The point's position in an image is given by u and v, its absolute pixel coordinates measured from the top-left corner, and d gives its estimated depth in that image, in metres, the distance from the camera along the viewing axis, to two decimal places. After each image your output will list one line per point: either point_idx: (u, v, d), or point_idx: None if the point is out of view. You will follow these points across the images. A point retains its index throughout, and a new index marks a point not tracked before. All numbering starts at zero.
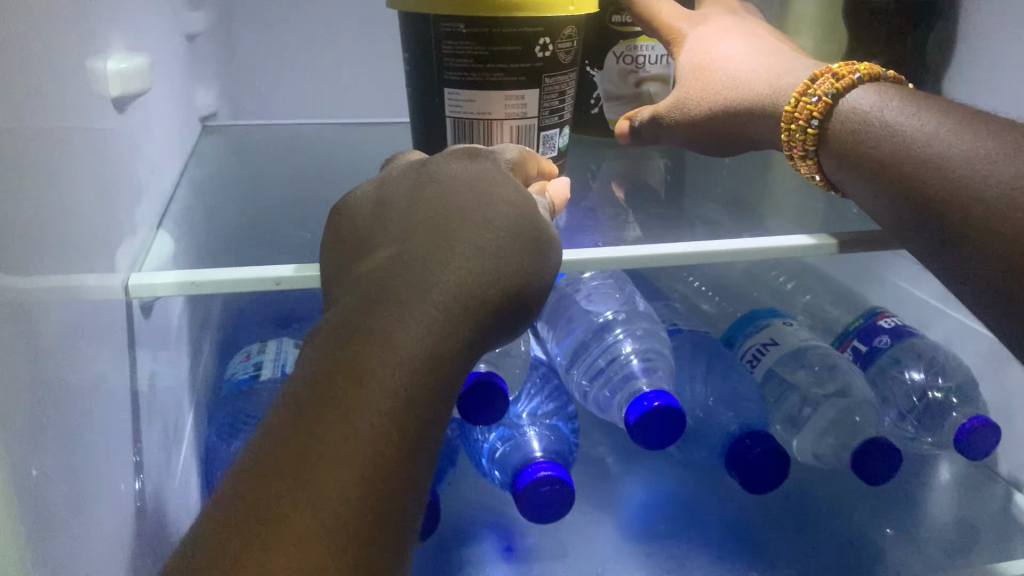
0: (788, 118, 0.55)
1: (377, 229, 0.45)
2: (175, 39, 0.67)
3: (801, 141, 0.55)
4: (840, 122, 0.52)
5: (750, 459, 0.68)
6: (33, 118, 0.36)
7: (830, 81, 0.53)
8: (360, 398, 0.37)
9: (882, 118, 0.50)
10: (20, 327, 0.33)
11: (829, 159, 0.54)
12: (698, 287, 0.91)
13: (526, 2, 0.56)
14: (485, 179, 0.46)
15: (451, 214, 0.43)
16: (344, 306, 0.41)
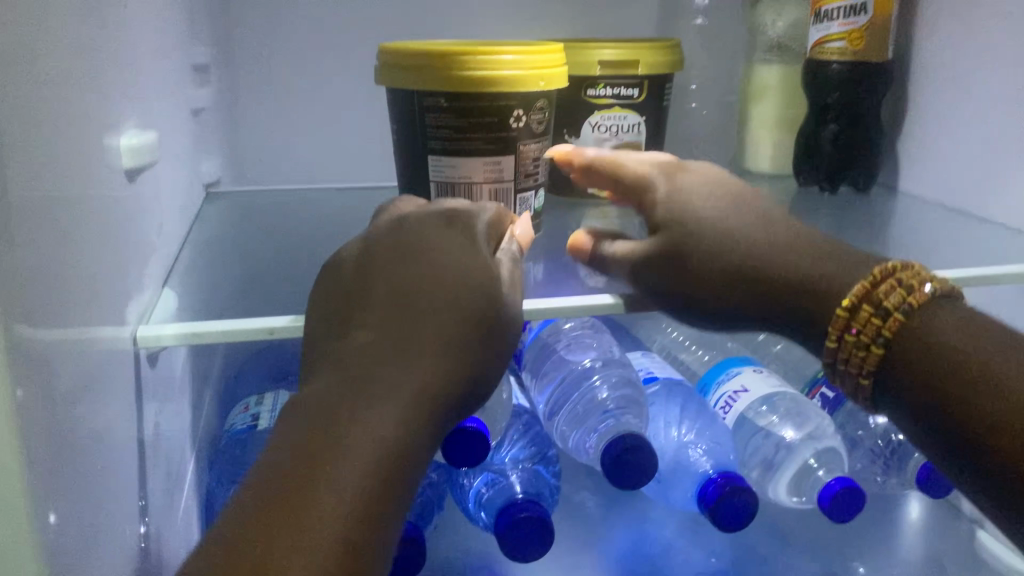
0: (845, 326, 0.53)
1: (357, 307, 0.51)
2: (182, 115, 0.73)
3: (860, 357, 0.53)
4: (911, 341, 0.51)
5: (721, 499, 0.71)
6: (62, 194, 0.41)
7: (899, 292, 0.52)
8: (344, 464, 0.42)
9: (960, 344, 0.50)
10: (44, 373, 0.38)
11: (890, 381, 0.52)
12: (677, 339, 0.95)
13: (501, 79, 0.62)
14: (455, 263, 0.52)
15: (423, 306, 0.50)
16: (327, 380, 0.47)
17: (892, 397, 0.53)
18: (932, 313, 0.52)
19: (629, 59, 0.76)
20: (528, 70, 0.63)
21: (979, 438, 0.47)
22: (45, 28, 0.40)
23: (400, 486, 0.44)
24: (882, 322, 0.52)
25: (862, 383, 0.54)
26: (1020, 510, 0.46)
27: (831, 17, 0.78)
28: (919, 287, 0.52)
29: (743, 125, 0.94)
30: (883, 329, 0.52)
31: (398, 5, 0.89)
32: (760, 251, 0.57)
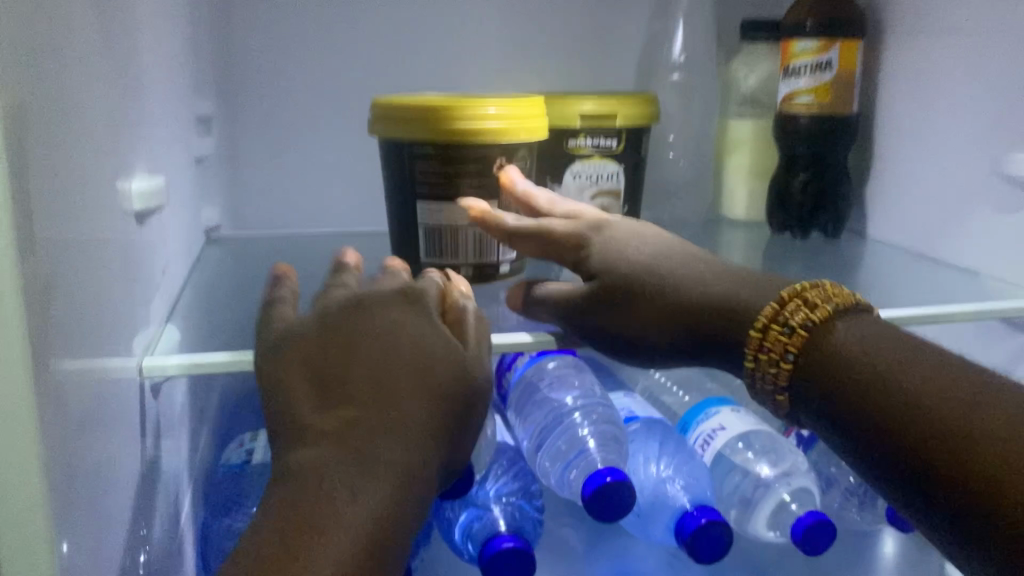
0: (755, 345, 0.56)
1: (327, 381, 0.51)
2: (187, 162, 0.77)
3: (773, 374, 0.55)
4: (817, 353, 0.53)
5: (699, 530, 0.74)
6: (79, 232, 0.45)
7: (803, 311, 0.55)
8: (336, 552, 0.44)
9: (862, 350, 0.52)
10: (63, 395, 0.41)
11: (802, 393, 0.54)
12: (660, 380, 0.98)
13: (486, 128, 0.67)
14: (423, 341, 0.54)
15: (399, 384, 0.51)
16: (306, 459, 0.47)
17: (807, 411, 0.55)
18: (838, 327, 0.54)
19: (608, 112, 0.81)
20: (511, 121, 0.68)
21: (877, 436, 0.49)
22: (68, 78, 0.44)
23: (384, 565, 0.46)
24: (789, 339, 0.54)
25: (780, 400, 0.56)
26: (918, 502, 0.47)
27: (798, 73, 0.84)
28: (823, 303, 0.55)
29: (720, 174, 0.98)
30: (790, 346, 0.54)
31: (391, 60, 0.94)
32: (681, 280, 0.60)
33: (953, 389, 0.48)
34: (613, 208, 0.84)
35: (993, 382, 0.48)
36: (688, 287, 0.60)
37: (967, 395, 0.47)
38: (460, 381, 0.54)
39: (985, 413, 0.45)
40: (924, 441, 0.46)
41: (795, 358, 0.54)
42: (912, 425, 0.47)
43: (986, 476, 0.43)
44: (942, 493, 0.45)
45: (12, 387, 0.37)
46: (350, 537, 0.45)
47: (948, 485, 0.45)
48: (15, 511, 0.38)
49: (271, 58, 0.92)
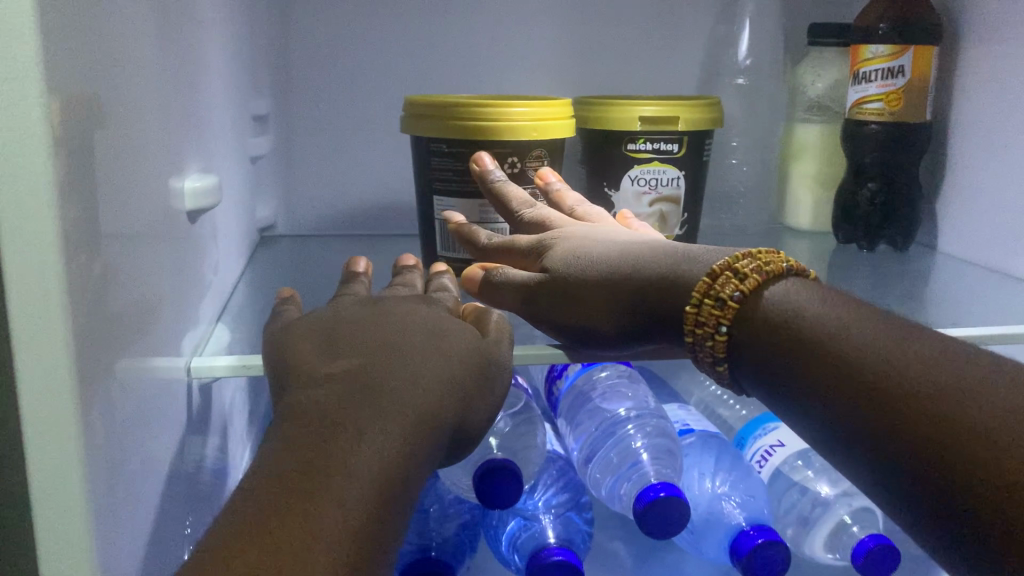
0: (692, 321, 0.52)
1: (334, 346, 0.51)
2: (241, 160, 0.77)
3: (711, 348, 0.52)
4: (756, 322, 0.50)
5: (755, 550, 0.71)
6: (127, 229, 0.44)
7: (732, 282, 0.51)
8: (352, 475, 0.41)
9: (800, 317, 0.48)
10: (106, 394, 0.40)
11: (745, 362, 0.51)
12: (715, 393, 0.96)
13: (497, 128, 0.69)
14: (437, 323, 0.54)
15: (411, 344, 0.51)
16: (318, 397, 0.46)
17: (751, 379, 0.51)
18: (771, 294, 0.50)
19: (668, 116, 0.79)
20: (529, 120, 0.70)
21: (824, 401, 0.45)
22: (120, 75, 0.43)
23: (398, 510, 0.43)
24: (721, 311, 0.51)
25: (720, 370, 0.53)
26: (863, 465, 0.43)
27: (869, 79, 0.80)
28: (754, 273, 0.51)
29: (783, 181, 0.95)
30: (723, 319, 0.51)
31: (449, 60, 0.93)
32: (623, 257, 0.57)
33: (899, 346, 0.44)
34: (671, 215, 0.82)
35: (942, 342, 0.44)
36: (626, 271, 0.56)
37: (911, 351, 0.43)
38: (476, 356, 0.53)
39: (937, 372, 0.42)
40: (868, 400, 0.43)
41: (730, 330, 0.51)
42: (858, 384, 0.43)
43: (929, 433, 0.40)
44: (892, 456, 0.41)
45: (56, 389, 0.36)
46: (365, 467, 0.42)
47: (897, 449, 0.41)
48: (53, 513, 0.38)
49: (328, 58, 0.92)
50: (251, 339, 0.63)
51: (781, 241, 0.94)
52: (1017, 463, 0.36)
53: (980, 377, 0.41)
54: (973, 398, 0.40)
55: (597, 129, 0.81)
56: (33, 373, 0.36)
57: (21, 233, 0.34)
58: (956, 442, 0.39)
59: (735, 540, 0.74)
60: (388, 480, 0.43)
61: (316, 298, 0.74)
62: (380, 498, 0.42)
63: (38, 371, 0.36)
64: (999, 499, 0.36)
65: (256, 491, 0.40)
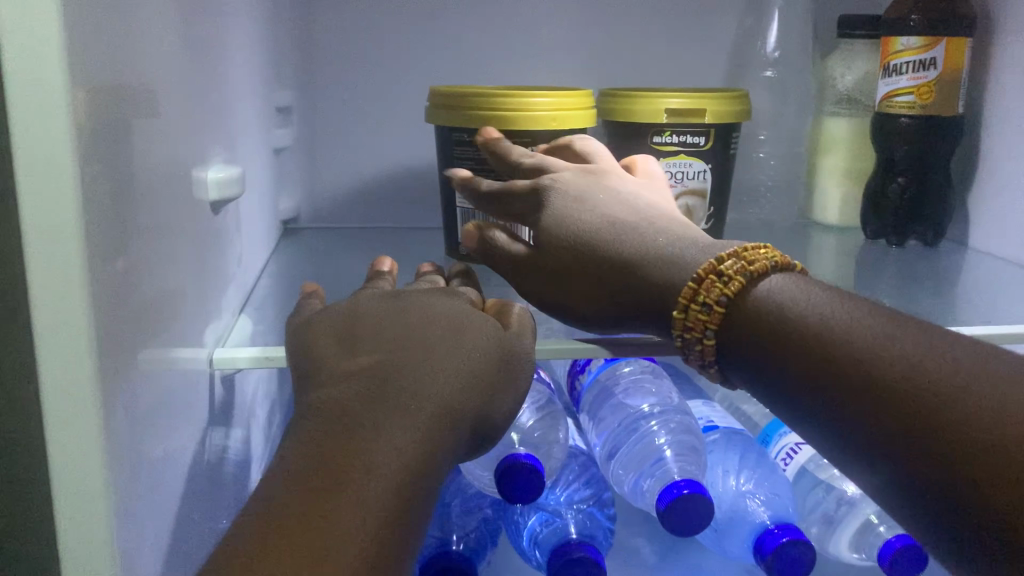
0: (679, 326, 0.51)
1: (356, 341, 0.51)
2: (265, 151, 0.77)
3: (698, 352, 0.51)
4: (742, 321, 0.49)
5: (779, 549, 0.70)
6: (150, 219, 0.44)
7: (717, 286, 0.50)
8: (371, 476, 0.41)
9: (785, 314, 0.47)
10: (128, 384, 0.40)
11: (732, 358, 0.50)
12: (741, 389, 0.95)
13: (515, 117, 0.70)
14: (459, 314, 0.54)
15: (432, 337, 0.50)
16: (336, 393, 0.46)
17: (739, 374, 0.50)
18: (759, 295, 0.49)
19: (695, 108, 0.78)
20: (548, 110, 0.70)
21: (816, 393, 0.45)
22: (144, 66, 0.43)
23: (418, 508, 0.43)
24: (707, 316, 0.50)
25: (709, 371, 0.52)
26: (857, 459, 0.43)
27: (899, 72, 0.79)
28: (736, 274, 0.50)
29: (811, 175, 0.94)
30: (710, 323, 0.50)
31: (473, 53, 0.92)
32: (615, 255, 0.56)
33: (889, 338, 0.44)
34: (697, 209, 0.81)
35: (932, 332, 0.45)
36: (620, 266, 0.56)
37: (912, 352, 0.43)
38: (498, 348, 0.52)
39: (934, 365, 0.42)
40: (871, 406, 0.42)
41: (716, 334, 0.50)
42: (850, 377, 0.43)
43: (926, 425, 0.40)
44: (887, 448, 0.41)
45: (78, 380, 0.36)
46: (383, 468, 0.42)
47: (893, 441, 0.41)
48: (74, 503, 0.38)
49: (352, 50, 0.91)
50: (274, 330, 0.63)
51: (808, 237, 0.93)
52: (1008, 459, 0.37)
53: (973, 369, 0.41)
54: (968, 388, 0.40)
55: (622, 121, 0.80)
56: (55, 363, 0.35)
57: (43, 223, 0.34)
58: (941, 432, 0.39)
59: (759, 538, 0.73)
60: (409, 479, 0.43)
61: (340, 291, 0.73)
62: (398, 500, 0.42)
63: (60, 362, 0.36)
64: (1019, 514, 0.36)
65: (274, 496, 0.40)
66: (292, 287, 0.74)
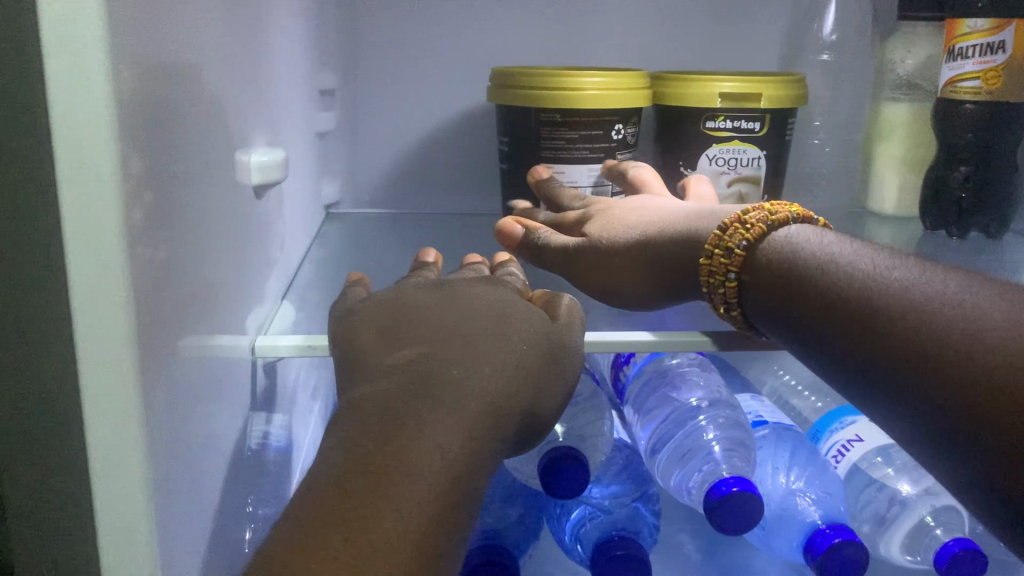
0: (706, 272, 0.55)
1: (399, 330, 0.49)
2: (308, 135, 0.76)
3: (721, 295, 0.54)
4: (761, 260, 0.52)
5: (831, 550, 0.68)
6: (192, 204, 0.43)
7: (740, 232, 0.53)
8: (411, 477, 0.40)
9: (800, 251, 0.50)
10: (166, 372, 0.39)
11: (752, 298, 0.52)
12: (791, 383, 0.93)
13: (586, 97, 0.76)
14: (506, 304, 0.52)
15: (475, 329, 0.49)
16: (377, 386, 0.45)
17: (761, 316, 0.52)
18: (775, 239, 0.52)
19: (749, 92, 0.76)
20: (597, 88, 0.75)
21: (819, 314, 0.46)
22: (186, 49, 0.42)
23: (462, 508, 0.41)
24: (728, 259, 0.53)
25: (735, 316, 0.55)
26: (859, 375, 0.44)
27: (965, 55, 0.75)
28: (759, 222, 0.53)
29: (867, 164, 0.91)
30: (731, 266, 0.53)
31: (519, 37, 0.91)
32: (652, 225, 0.60)
33: (892, 263, 0.45)
34: (750, 196, 0.79)
35: (940, 265, 0.46)
36: (650, 234, 0.60)
37: (883, 271, 0.45)
38: (543, 339, 0.50)
39: (931, 280, 0.43)
40: (861, 317, 0.44)
41: (738, 277, 0.53)
42: (849, 294, 0.45)
43: (914, 327, 0.41)
44: (879, 354, 0.42)
45: (116, 369, 0.35)
46: (425, 469, 0.40)
47: (884, 346, 0.42)
48: (113, 496, 0.37)
49: (397, 33, 0.90)
50: (316, 318, 0.62)
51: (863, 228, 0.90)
52: (989, 353, 0.37)
53: (969, 283, 0.42)
54: (960, 296, 0.41)
55: (673, 106, 0.78)
56: (94, 355, 0.35)
57: (80, 207, 0.33)
58: (926, 329, 0.40)
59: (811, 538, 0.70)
60: (451, 479, 0.41)
61: (383, 278, 0.72)
62: (440, 501, 0.40)
63: (99, 353, 0.35)
64: (994, 400, 0.36)
65: (314, 498, 0.39)
66: (335, 274, 0.73)
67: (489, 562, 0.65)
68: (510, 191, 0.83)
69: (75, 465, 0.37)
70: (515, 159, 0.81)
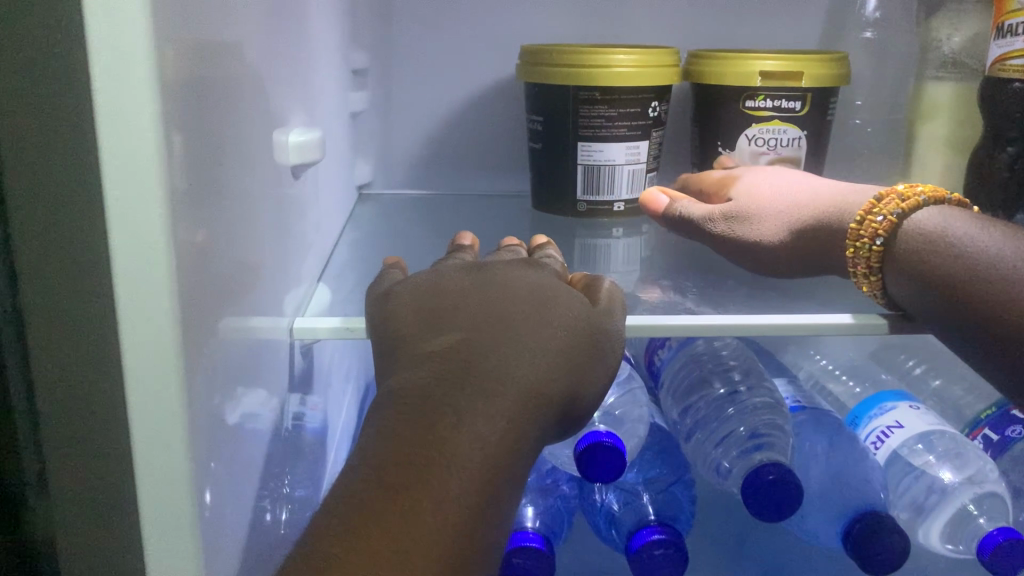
0: (853, 236, 0.58)
1: (438, 316, 0.48)
2: (343, 113, 0.75)
3: (865, 259, 0.58)
4: (913, 232, 0.55)
5: (871, 538, 0.67)
6: (233, 184, 0.42)
7: (895, 201, 0.57)
8: (451, 472, 0.39)
9: (946, 228, 0.54)
10: (207, 354, 0.39)
11: (893, 270, 0.57)
12: (827, 368, 0.92)
13: (624, 76, 0.75)
14: (546, 288, 0.51)
15: (515, 314, 0.48)
16: (417, 376, 0.44)
17: (898, 285, 0.56)
18: (926, 212, 0.56)
19: (790, 71, 0.74)
20: (627, 67, 0.75)
21: (959, 292, 0.52)
22: (226, 26, 0.41)
23: (500, 499, 0.41)
24: (879, 225, 0.57)
25: (873, 280, 0.58)
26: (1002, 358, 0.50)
27: (1015, 33, 0.73)
28: (915, 194, 0.57)
29: (909, 145, 0.89)
30: (880, 232, 0.56)
31: (554, 15, 0.89)
32: (805, 205, 0.63)
33: None
34: None
35: None
36: (807, 220, 0.62)
37: None
38: (585, 326, 0.49)
39: None
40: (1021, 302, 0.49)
41: (885, 242, 0.57)
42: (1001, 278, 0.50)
43: None
44: None
45: (159, 351, 0.34)
46: (464, 462, 0.40)
47: None
48: (156, 481, 0.37)
49: (430, 11, 0.89)
50: (353, 299, 0.62)
51: None
52: None
53: None
54: None
55: (711, 85, 0.77)
56: (139, 337, 0.34)
57: (125, 186, 0.32)
58: None
59: (852, 525, 0.69)
60: (491, 473, 0.41)
61: (418, 260, 0.72)
62: (479, 496, 0.40)
63: (142, 340, 0.34)
64: None
65: (352, 492, 0.39)
66: (372, 254, 0.73)
67: (525, 547, 0.64)
68: (543, 172, 0.82)
69: (119, 450, 0.36)
70: (546, 141, 0.80)
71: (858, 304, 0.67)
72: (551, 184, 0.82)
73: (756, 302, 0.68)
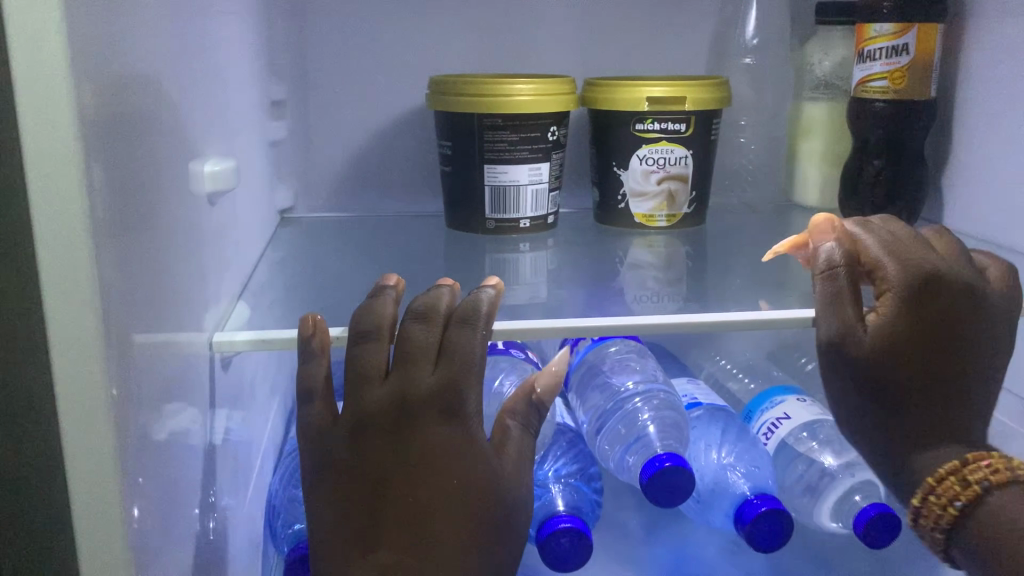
0: (927, 489, 0.58)
1: (374, 524, 0.55)
2: (260, 142, 0.80)
3: (937, 514, 0.57)
4: (991, 512, 0.55)
5: (758, 519, 0.73)
6: (149, 210, 0.47)
7: (957, 486, 0.56)
8: None
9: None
10: (131, 359, 0.43)
11: (967, 537, 0.56)
12: (727, 368, 1.00)
13: (525, 104, 0.81)
14: (461, 467, 0.55)
15: (438, 525, 0.55)
16: None
17: (970, 549, 0.56)
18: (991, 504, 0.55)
19: (675, 96, 0.82)
20: (527, 95, 0.81)
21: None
22: (141, 73, 0.46)
23: None
24: (961, 489, 0.56)
25: (939, 537, 0.58)
26: None
27: (874, 57, 0.82)
28: (976, 481, 0.56)
29: (792, 159, 0.97)
30: (961, 495, 0.56)
31: (460, 45, 0.95)
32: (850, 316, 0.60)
33: None
34: (679, 192, 0.86)
35: None
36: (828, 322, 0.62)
37: None
38: (494, 505, 0.56)
39: None
40: None
41: (962, 506, 0.56)
42: None
43: None
44: None
45: (89, 355, 0.39)
46: None
47: None
48: (87, 480, 0.41)
49: (343, 43, 0.94)
50: (270, 314, 0.66)
51: (790, 221, 0.96)
52: None
53: None
54: None
55: (604, 109, 0.84)
56: (66, 338, 0.38)
57: (55, 213, 0.37)
58: None
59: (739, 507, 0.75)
60: None
61: (335, 278, 0.77)
62: None
63: (69, 348, 0.38)
64: None
65: None
66: (290, 275, 0.77)
67: None
68: (453, 193, 0.88)
69: None
70: (454, 164, 0.86)
71: (744, 303, 0.74)
72: (461, 204, 0.88)
73: (644, 305, 0.74)
